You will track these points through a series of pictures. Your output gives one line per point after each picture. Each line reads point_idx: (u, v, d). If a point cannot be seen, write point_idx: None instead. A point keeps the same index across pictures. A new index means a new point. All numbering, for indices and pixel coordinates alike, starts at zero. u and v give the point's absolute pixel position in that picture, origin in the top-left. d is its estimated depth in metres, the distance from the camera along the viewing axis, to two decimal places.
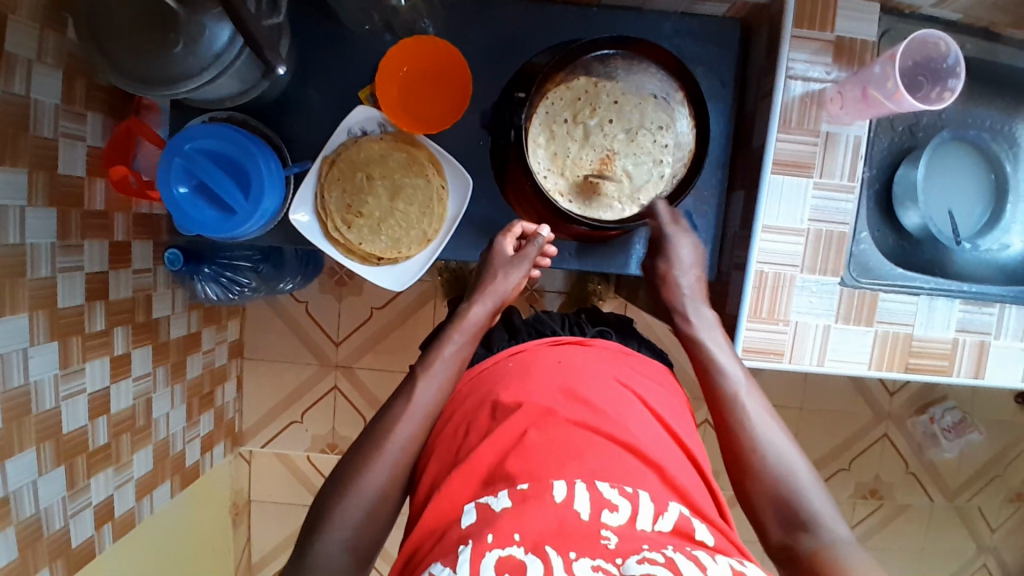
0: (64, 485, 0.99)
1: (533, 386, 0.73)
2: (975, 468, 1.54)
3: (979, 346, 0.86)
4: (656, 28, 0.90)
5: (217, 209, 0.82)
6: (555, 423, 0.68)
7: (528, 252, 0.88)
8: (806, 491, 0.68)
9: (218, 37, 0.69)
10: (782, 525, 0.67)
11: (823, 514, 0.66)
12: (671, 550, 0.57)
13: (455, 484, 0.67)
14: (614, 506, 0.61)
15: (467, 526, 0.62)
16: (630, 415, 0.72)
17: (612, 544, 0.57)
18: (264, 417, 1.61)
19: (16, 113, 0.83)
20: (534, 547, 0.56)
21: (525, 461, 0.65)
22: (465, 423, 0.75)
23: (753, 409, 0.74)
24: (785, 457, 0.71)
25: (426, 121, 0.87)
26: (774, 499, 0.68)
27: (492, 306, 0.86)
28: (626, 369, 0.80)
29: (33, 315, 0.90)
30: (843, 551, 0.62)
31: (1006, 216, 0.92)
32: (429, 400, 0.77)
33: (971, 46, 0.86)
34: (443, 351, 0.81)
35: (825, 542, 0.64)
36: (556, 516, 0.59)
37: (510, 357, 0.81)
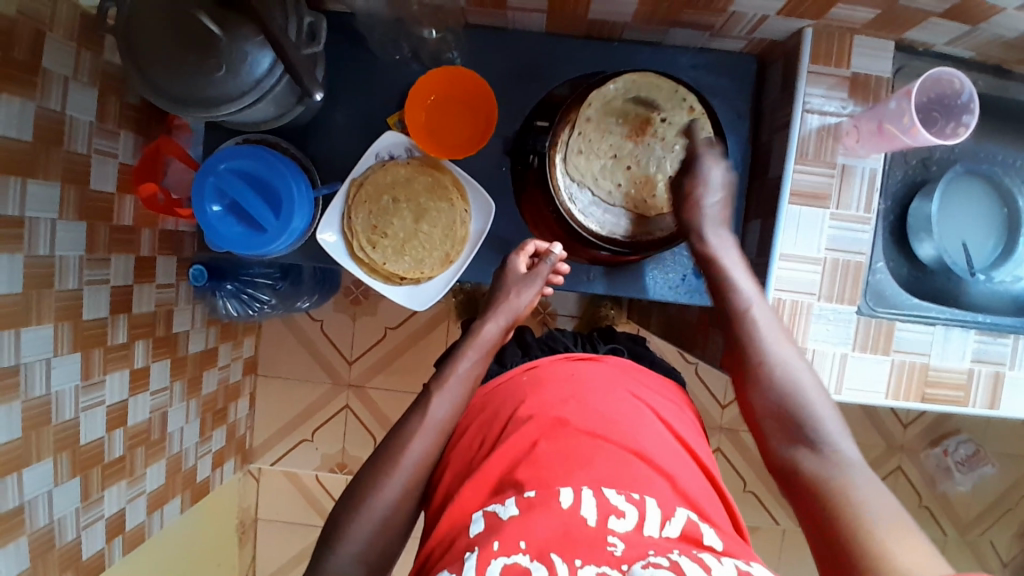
0: (78, 496, 0.99)
1: (544, 397, 0.74)
2: (989, 503, 1.53)
3: (994, 377, 0.87)
4: (675, 61, 0.93)
5: (246, 227, 0.85)
6: (564, 432, 0.69)
7: (540, 270, 0.89)
8: (812, 405, 0.70)
9: (259, 63, 0.72)
10: (789, 441, 0.70)
11: (833, 433, 0.68)
12: (677, 555, 0.58)
13: (469, 492, 0.67)
14: (621, 513, 0.61)
15: (475, 534, 0.62)
16: (642, 427, 0.72)
17: (618, 550, 0.58)
18: (273, 435, 1.61)
19: (52, 128, 0.86)
20: (539, 555, 0.57)
21: (533, 468, 0.65)
22: (480, 436, 0.76)
23: (765, 325, 0.76)
24: (797, 374, 0.73)
25: (451, 147, 0.90)
26: (782, 415, 0.71)
27: (505, 324, 0.87)
28: (639, 383, 0.81)
29: (59, 326, 0.92)
30: (846, 471, 0.64)
31: (1021, 249, 0.93)
32: (442, 415, 0.78)
33: (982, 83, 0.88)
34: (458, 367, 0.82)
35: (827, 459, 0.66)
36: (563, 523, 0.60)
37: (524, 371, 0.82)
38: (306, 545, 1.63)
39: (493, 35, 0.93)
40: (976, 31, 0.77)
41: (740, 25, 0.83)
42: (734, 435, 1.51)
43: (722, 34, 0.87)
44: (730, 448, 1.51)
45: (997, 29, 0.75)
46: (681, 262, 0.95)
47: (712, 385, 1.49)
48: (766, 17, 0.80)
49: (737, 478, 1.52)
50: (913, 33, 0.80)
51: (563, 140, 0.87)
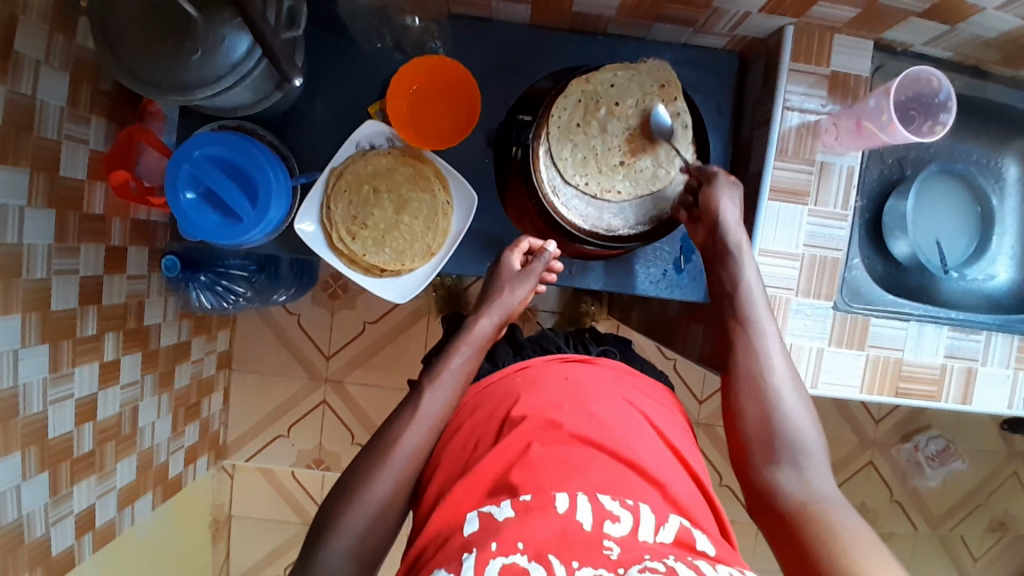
0: (47, 491, 0.96)
1: (540, 399, 0.74)
2: (958, 497, 1.56)
3: (966, 372, 0.89)
4: (659, 57, 0.93)
5: (221, 216, 0.83)
6: (557, 436, 0.68)
7: (534, 268, 0.89)
8: (802, 434, 0.71)
9: (236, 47, 0.71)
10: (770, 464, 0.71)
11: (815, 462, 0.70)
12: (672, 560, 0.57)
13: (463, 492, 0.67)
14: (616, 518, 0.61)
15: (470, 534, 0.62)
16: (635, 434, 0.72)
17: (614, 554, 0.58)
18: (249, 431, 1.58)
19: (22, 113, 0.83)
20: (537, 555, 0.57)
21: (528, 471, 0.65)
22: (474, 438, 0.74)
23: (773, 346, 0.76)
24: (792, 402, 0.74)
25: (434, 138, 0.88)
26: (772, 439, 0.72)
27: (499, 320, 0.86)
28: (632, 389, 0.81)
29: (26, 316, 0.89)
30: (823, 502, 0.66)
31: (991, 248, 0.96)
32: (434, 412, 0.77)
33: (959, 84, 0.88)
34: (450, 363, 0.80)
35: (805, 486, 0.68)
36: (559, 527, 0.59)
37: (517, 371, 0.81)
38: (281, 543, 1.60)
39: (477, 26, 0.92)
40: (954, 31, 0.78)
41: (723, 21, 0.84)
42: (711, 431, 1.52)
43: (704, 31, 0.88)
44: (707, 444, 1.52)
45: (976, 29, 0.77)
46: (663, 260, 0.94)
47: (691, 381, 1.51)
48: (749, 14, 0.80)
49: (714, 473, 1.53)
50: (892, 32, 0.81)
51: (544, 133, 0.87)
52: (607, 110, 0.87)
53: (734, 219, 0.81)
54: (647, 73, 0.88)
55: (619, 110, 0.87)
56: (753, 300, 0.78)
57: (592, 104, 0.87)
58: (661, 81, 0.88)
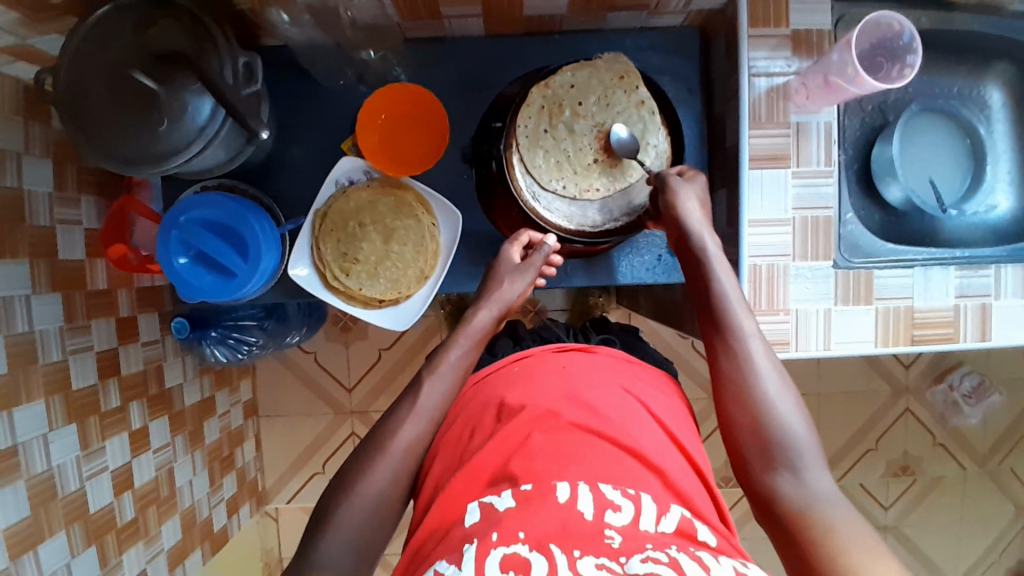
0: (97, 564, 0.99)
1: (538, 391, 0.73)
2: (1001, 430, 1.53)
3: (981, 309, 0.87)
4: (618, 45, 0.93)
5: (217, 274, 0.84)
6: (558, 426, 0.68)
7: (533, 261, 0.87)
8: (797, 435, 0.68)
9: (200, 109, 0.72)
10: (768, 472, 0.67)
11: (812, 466, 0.66)
12: (675, 550, 0.56)
13: (461, 485, 0.67)
14: (617, 507, 0.60)
15: (471, 525, 0.61)
16: (636, 424, 0.71)
17: (615, 543, 0.57)
18: (285, 473, 1.61)
19: (13, 205, 0.86)
20: (539, 545, 0.56)
21: (528, 461, 0.65)
22: (472, 425, 0.74)
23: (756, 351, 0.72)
24: (784, 404, 0.69)
25: (408, 162, 0.89)
26: (765, 447, 0.68)
27: (498, 313, 0.85)
28: (632, 377, 0.79)
29: (50, 400, 0.92)
30: (823, 506, 0.63)
31: (987, 178, 0.95)
32: (433, 403, 0.77)
33: (926, 20, 0.87)
34: (447, 355, 0.81)
35: (806, 493, 0.65)
36: (560, 517, 0.59)
37: (516, 362, 0.81)
38: None
39: (435, 46, 0.93)
40: None
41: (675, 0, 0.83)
42: None
43: (660, 12, 0.87)
44: None
45: None
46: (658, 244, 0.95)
47: None
48: None
49: None
50: None
51: (511, 144, 0.87)
52: (572, 111, 0.87)
53: (696, 217, 0.80)
54: (606, 66, 0.87)
55: (583, 110, 0.87)
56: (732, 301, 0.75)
57: (557, 107, 0.87)
58: (620, 73, 0.87)
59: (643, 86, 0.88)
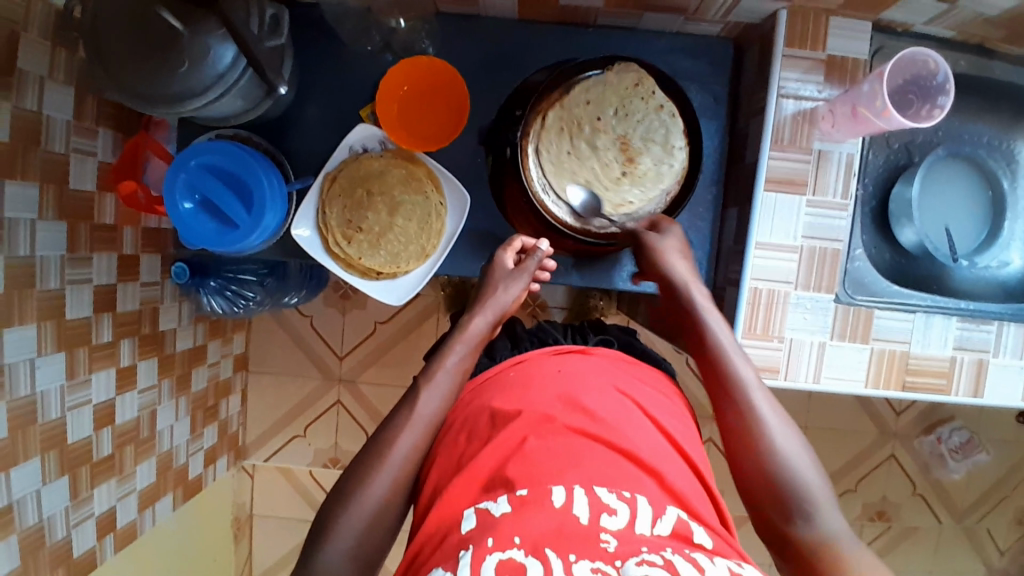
0: (67, 494, 1.00)
1: (534, 394, 0.70)
2: (983, 489, 1.51)
3: (977, 364, 0.86)
4: (650, 48, 0.92)
5: (219, 224, 0.84)
6: (555, 430, 0.65)
7: (527, 266, 0.87)
8: (807, 478, 0.67)
9: (222, 56, 0.72)
10: (784, 517, 0.66)
11: (824, 504, 0.66)
12: (670, 552, 0.56)
13: (457, 488, 0.64)
14: (613, 510, 0.58)
15: (467, 531, 0.59)
16: (631, 424, 0.68)
17: (611, 546, 0.56)
18: (266, 431, 1.62)
19: (30, 128, 0.86)
20: (534, 549, 0.54)
21: (525, 465, 0.62)
22: (467, 429, 0.72)
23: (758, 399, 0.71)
24: (789, 450, 0.69)
25: (426, 138, 0.89)
26: (778, 493, 0.67)
27: (493, 319, 0.84)
28: (627, 377, 0.77)
29: (42, 326, 0.92)
30: (839, 543, 0.63)
31: (1004, 233, 0.93)
32: (431, 411, 0.75)
33: (964, 63, 0.85)
34: (446, 361, 0.78)
35: (823, 533, 0.64)
36: (556, 521, 0.57)
37: (512, 366, 0.79)
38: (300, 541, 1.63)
39: (466, 25, 0.92)
40: (955, 8, 0.75)
41: (713, 9, 0.82)
42: None
43: (696, 19, 0.86)
44: None
45: (978, 5, 0.74)
46: None
47: None
48: None
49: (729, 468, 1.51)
50: (890, 12, 0.78)
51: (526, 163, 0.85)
52: (591, 127, 0.85)
53: (685, 272, 0.82)
54: (618, 77, 0.85)
55: (603, 124, 0.85)
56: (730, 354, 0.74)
57: (575, 126, 0.85)
58: (640, 79, 0.85)
59: (659, 90, 0.86)
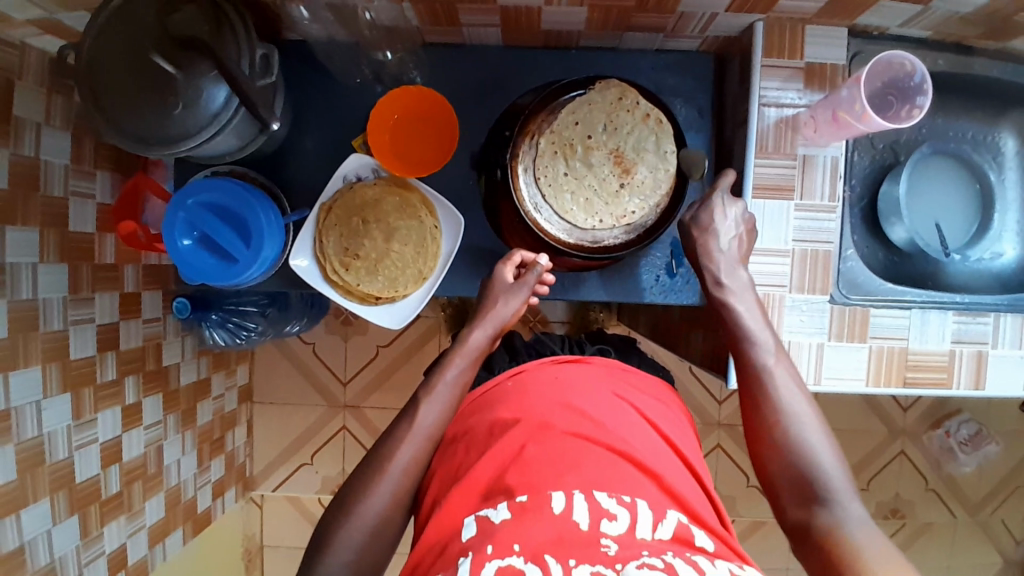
0: (77, 534, 1.00)
1: (532, 402, 0.71)
2: (995, 481, 1.51)
3: (977, 356, 0.86)
4: (633, 65, 0.94)
5: (218, 259, 0.85)
6: (552, 435, 0.66)
7: (527, 280, 0.86)
8: (824, 464, 0.67)
9: (215, 97, 0.74)
10: (799, 500, 0.67)
11: (841, 490, 0.66)
12: (671, 556, 0.56)
13: (456, 499, 0.65)
14: (613, 515, 0.59)
15: (468, 539, 0.60)
16: (628, 428, 0.69)
17: (612, 551, 0.56)
18: (273, 460, 1.62)
19: (27, 174, 0.88)
20: (534, 556, 0.55)
21: (523, 472, 0.62)
22: (466, 440, 0.73)
23: (782, 383, 0.72)
24: (808, 434, 0.69)
25: (418, 164, 0.90)
26: (795, 476, 0.68)
27: (493, 332, 0.84)
28: (624, 382, 0.78)
29: (47, 367, 0.93)
30: (850, 530, 0.62)
31: (994, 226, 0.94)
32: (431, 422, 0.75)
33: (942, 62, 0.86)
34: (445, 375, 0.79)
35: (836, 518, 0.64)
36: (556, 528, 0.57)
37: (510, 377, 0.78)
38: None
39: (452, 52, 0.94)
40: (929, 10, 0.77)
41: (691, 25, 0.84)
42: (733, 432, 1.50)
43: (676, 35, 0.88)
44: (730, 444, 1.50)
45: (951, 5, 0.75)
46: (656, 262, 0.96)
47: (709, 383, 1.49)
48: (716, 14, 0.80)
49: (739, 474, 1.51)
50: (864, 18, 0.80)
51: (521, 187, 0.86)
52: (583, 147, 0.84)
53: (729, 251, 0.79)
54: (601, 94, 0.85)
55: (595, 142, 0.84)
56: (755, 339, 0.75)
57: (567, 148, 0.84)
58: (621, 95, 0.85)
59: (643, 99, 0.85)
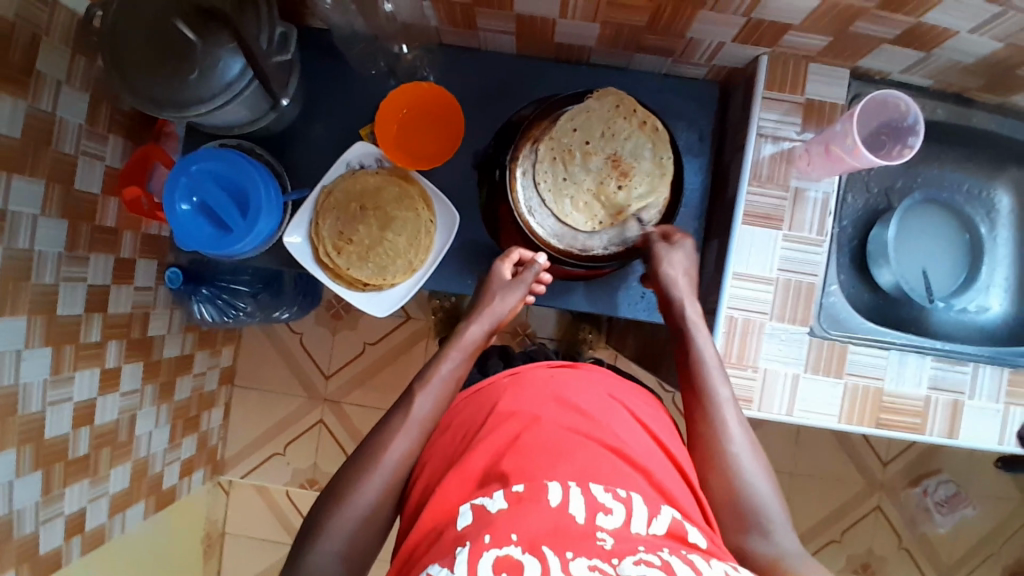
0: (39, 489, 0.99)
1: (526, 398, 0.72)
2: (970, 546, 1.49)
3: (952, 404, 0.86)
4: (640, 86, 0.96)
5: (214, 228, 0.87)
6: (546, 429, 0.67)
7: (524, 278, 0.88)
8: (763, 494, 0.69)
9: (230, 68, 0.76)
10: (737, 528, 0.68)
11: (778, 522, 0.68)
12: (667, 553, 0.53)
13: (452, 487, 0.65)
14: (609, 509, 0.58)
15: (463, 528, 0.58)
16: (622, 427, 0.70)
17: (607, 544, 0.54)
18: (246, 447, 1.61)
19: (42, 128, 0.90)
20: (531, 547, 0.52)
21: (518, 461, 0.63)
22: (463, 432, 0.73)
23: (728, 414, 0.75)
24: (749, 464, 0.71)
25: (420, 158, 0.92)
26: (735, 503, 0.69)
27: (488, 328, 0.86)
28: (621, 386, 0.79)
29: (32, 319, 0.93)
30: (792, 562, 0.64)
31: (981, 279, 0.95)
32: (425, 414, 0.76)
33: (941, 111, 0.89)
34: (439, 368, 0.80)
35: (775, 547, 0.66)
36: (552, 519, 0.56)
37: (507, 375, 0.77)
38: (271, 564, 1.60)
39: (467, 55, 0.97)
40: (930, 57, 0.79)
41: (699, 51, 0.86)
42: None
43: (683, 61, 0.91)
44: None
45: (950, 55, 0.78)
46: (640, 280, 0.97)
47: None
48: (723, 44, 0.83)
49: None
50: (866, 61, 0.83)
51: (519, 190, 0.87)
52: (581, 152, 0.87)
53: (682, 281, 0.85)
54: (599, 103, 0.87)
55: (592, 147, 0.86)
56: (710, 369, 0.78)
57: (566, 153, 0.87)
58: (620, 104, 0.87)
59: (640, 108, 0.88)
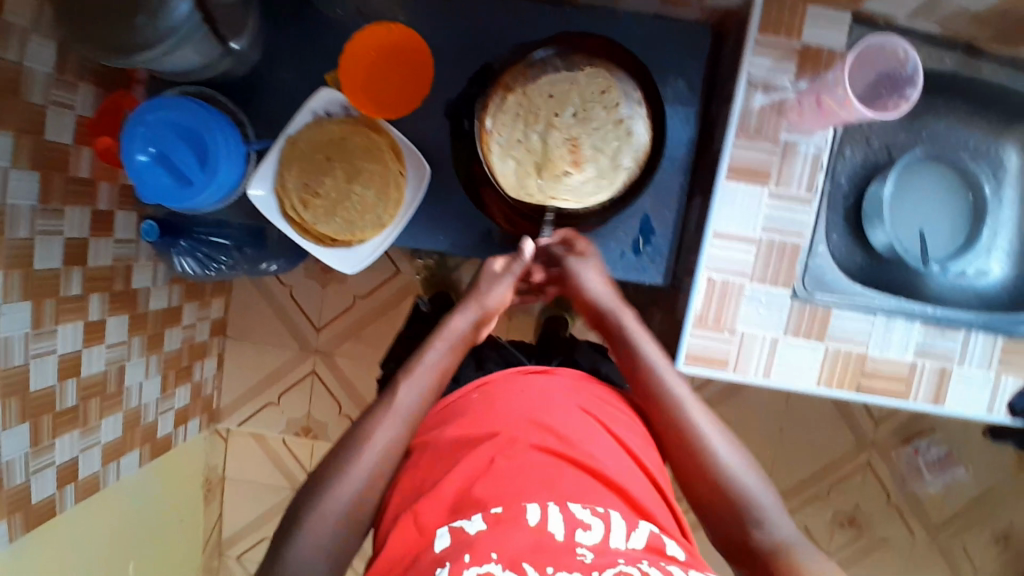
0: (28, 440, 1.00)
1: (495, 414, 0.69)
2: (959, 505, 1.48)
3: (940, 371, 0.83)
4: (626, 30, 0.90)
5: (174, 179, 0.84)
6: (518, 445, 0.65)
7: (514, 269, 0.84)
8: (752, 486, 0.71)
9: (177, 8, 0.70)
10: (733, 519, 0.69)
11: (770, 509, 0.70)
12: (646, 565, 0.56)
13: (426, 509, 0.62)
14: (588, 525, 0.58)
15: (442, 550, 0.57)
16: (597, 440, 0.68)
17: (588, 559, 0.55)
18: (240, 397, 1.63)
19: (8, 77, 0.86)
20: (513, 565, 0.54)
21: (494, 483, 0.61)
22: (432, 449, 0.70)
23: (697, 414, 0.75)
24: (731, 457, 0.73)
25: (387, 106, 0.87)
26: (728, 497, 0.70)
27: (476, 318, 0.81)
28: (594, 394, 0.77)
29: (8, 274, 0.91)
30: (792, 544, 0.67)
31: (982, 242, 0.90)
32: (411, 402, 0.73)
33: (949, 60, 0.81)
34: (423, 358, 0.77)
35: (773, 534, 0.68)
36: (533, 538, 0.56)
37: (476, 389, 0.76)
38: (269, 507, 1.65)
39: None
40: None
41: None
42: None
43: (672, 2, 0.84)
44: None
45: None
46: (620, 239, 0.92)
47: None
48: None
49: None
50: (871, 3, 0.75)
51: (486, 143, 0.84)
52: (549, 115, 0.84)
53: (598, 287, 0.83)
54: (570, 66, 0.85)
55: (560, 112, 0.84)
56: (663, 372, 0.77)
57: (533, 113, 0.84)
58: (589, 66, 0.85)
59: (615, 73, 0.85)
